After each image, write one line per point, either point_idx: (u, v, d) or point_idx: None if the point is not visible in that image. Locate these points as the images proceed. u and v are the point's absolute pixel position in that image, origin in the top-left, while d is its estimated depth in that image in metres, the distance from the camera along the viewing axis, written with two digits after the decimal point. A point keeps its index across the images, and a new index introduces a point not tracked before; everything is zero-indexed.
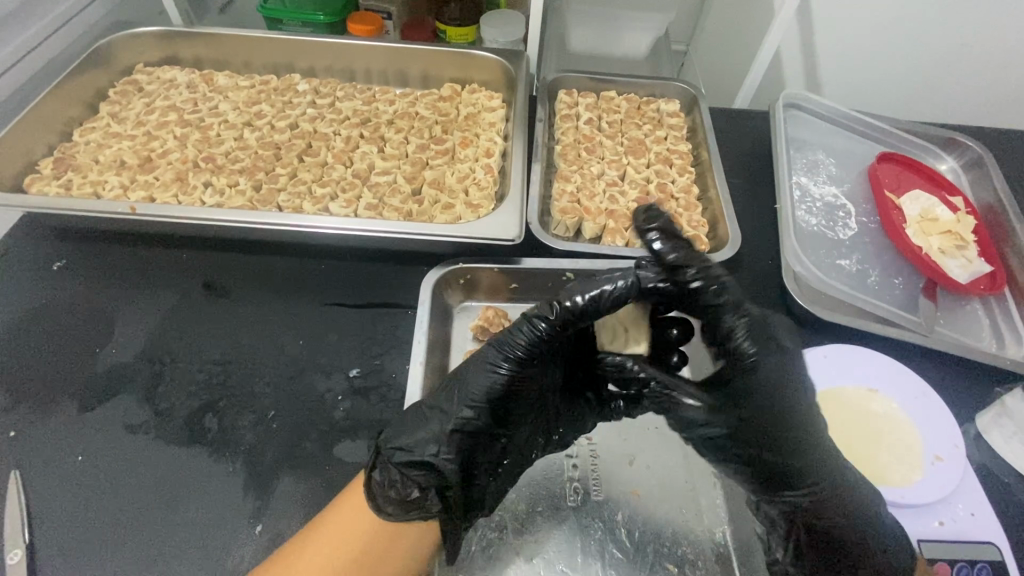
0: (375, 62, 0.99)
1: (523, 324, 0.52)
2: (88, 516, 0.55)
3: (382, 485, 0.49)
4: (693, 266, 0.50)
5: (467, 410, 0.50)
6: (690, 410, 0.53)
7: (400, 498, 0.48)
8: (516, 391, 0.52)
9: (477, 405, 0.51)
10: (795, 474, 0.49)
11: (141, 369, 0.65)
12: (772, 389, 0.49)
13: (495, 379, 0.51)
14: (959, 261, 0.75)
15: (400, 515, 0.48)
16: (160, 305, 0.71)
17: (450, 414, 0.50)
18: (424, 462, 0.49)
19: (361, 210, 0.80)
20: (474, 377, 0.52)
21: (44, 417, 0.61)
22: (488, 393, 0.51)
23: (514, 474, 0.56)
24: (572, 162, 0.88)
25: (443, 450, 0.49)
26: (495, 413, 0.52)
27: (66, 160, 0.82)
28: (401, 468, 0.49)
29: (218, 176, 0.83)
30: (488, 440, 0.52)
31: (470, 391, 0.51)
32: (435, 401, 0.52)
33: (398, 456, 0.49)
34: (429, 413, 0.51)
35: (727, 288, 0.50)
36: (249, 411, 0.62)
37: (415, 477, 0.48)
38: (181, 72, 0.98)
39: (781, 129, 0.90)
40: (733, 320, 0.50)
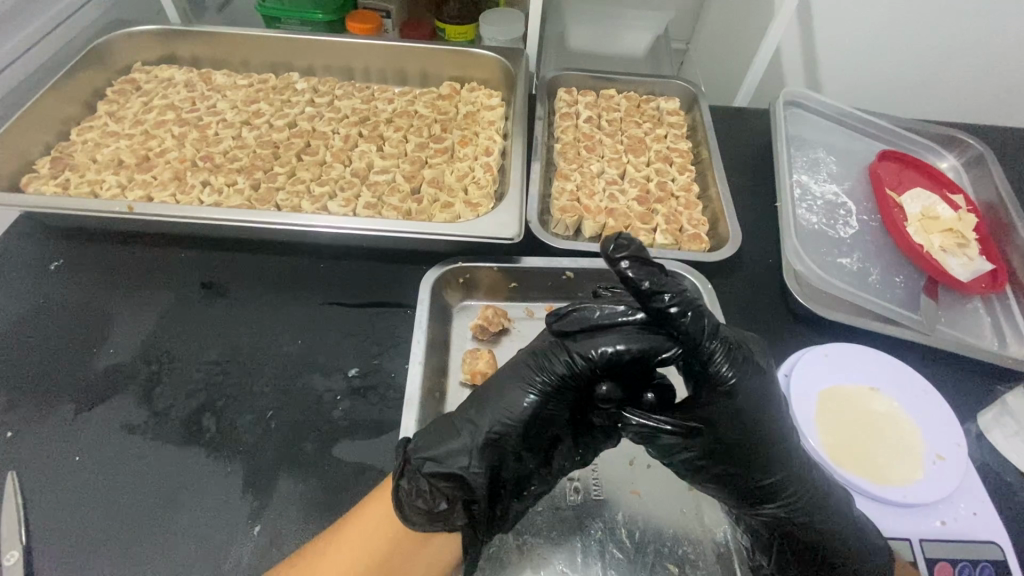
0: (374, 61, 0.98)
1: (559, 350, 0.50)
2: (86, 517, 0.54)
3: (410, 494, 0.47)
4: (668, 291, 0.45)
5: (499, 426, 0.49)
6: (669, 444, 0.48)
7: (427, 509, 0.47)
8: (548, 413, 0.50)
9: (510, 423, 0.49)
10: (777, 489, 0.49)
11: (139, 369, 0.64)
12: (750, 410, 0.48)
13: (529, 396, 0.50)
14: (960, 259, 0.75)
15: (425, 526, 0.47)
16: (158, 305, 0.70)
17: (482, 427, 0.49)
18: (455, 475, 0.47)
19: (360, 209, 0.80)
20: (508, 393, 0.50)
21: (41, 418, 0.60)
22: (522, 410, 0.49)
23: (541, 496, 0.54)
24: (571, 161, 0.88)
25: (475, 464, 0.48)
26: (527, 433, 0.50)
27: (64, 160, 0.82)
28: (429, 479, 0.47)
29: (216, 175, 0.83)
30: (518, 459, 0.50)
31: (505, 407, 0.50)
32: (467, 413, 0.50)
33: (428, 467, 0.47)
34: (458, 425, 0.50)
35: (704, 313, 0.46)
36: (248, 411, 0.62)
37: (443, 489, 0.47)
38: (180, 71, 0.97)
39: (781, 127, 0.90)
40: (711, 344, 0.47)
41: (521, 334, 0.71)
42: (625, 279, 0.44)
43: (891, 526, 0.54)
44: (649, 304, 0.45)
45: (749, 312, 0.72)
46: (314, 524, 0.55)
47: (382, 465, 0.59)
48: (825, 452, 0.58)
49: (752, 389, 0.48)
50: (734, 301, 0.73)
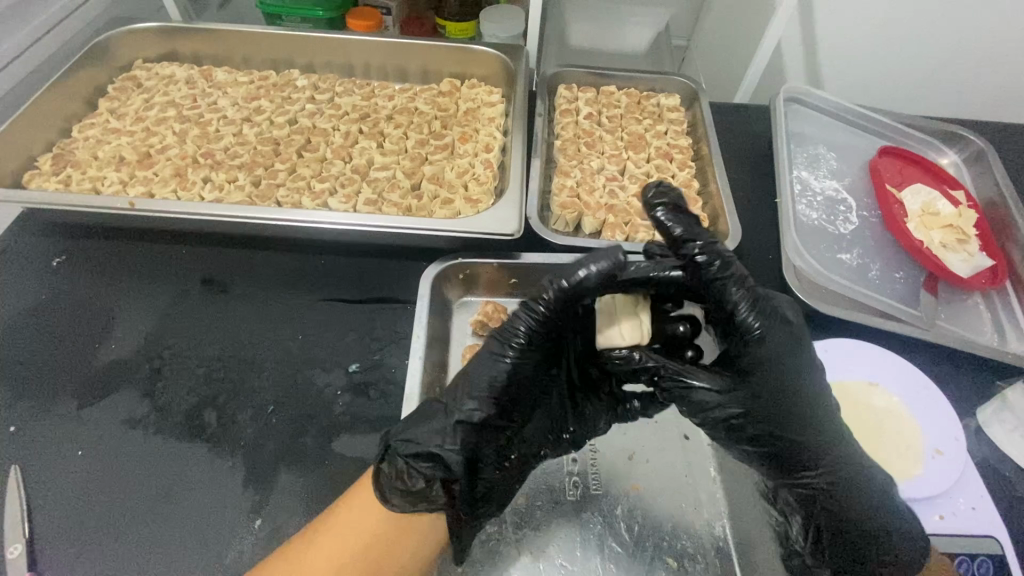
0: (374, 57, 0.98)
1: (527, 315, 0.50)
2: (87, 510, 0.55)
3: (390, 476, 0.48)
4: (698, 240, 0.49)
5: (471, 400, 0.49)
6: (702, 393, 0.49)
7: (407, 489, 0.48)
8: (520, 378, 0.51)
9: (481, 395, 0.50)
10: (811, 454, 0.49)
11: (140, 364, 0.65)
12: (777, 363, 0.48)
13: (500, 368, 0.50)
14: (960, 256, 0.75)
15: (408, 506, 0.48)
16: (159, 300, 0.71)
17: (457, 403, 0.49)
18: (432, 454, 0.48)
19: (361, 206, 0.80)
20: (479, 366, 0.51)
21: (43, 413, 0.61)
22: (493, 382, 0.50)
23: (520, 468, 0.54)
24: (572, 158, 0.88)
25: (449, 442, 0.48)
26: (500, 402, 0.50)
27: (66, 157, 0.82)
28: (407, 460, 0.48)
29: (218, 172, 0.83)
30: (494, 429, 0.51)
31: (477, 380, 0.50)
32: (443, 393, 0.51)
33: (405, 448, 0.48)
34: (435, 407, 0.50)
35: (733, 264, 0.49)
36: (248, 405, 0.62)
37: (422, 469, 0.47)
38: (181, 68, 0.98)
39: (782, 122, 0.89)
40: (737, 294, 0.48)
41: None
42: (659, 224, 0.50)
43: None
44: (681, 252, 0.49)
45: None
46: (315, 517, 0.55)
47: None
48: None
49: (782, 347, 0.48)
50: None
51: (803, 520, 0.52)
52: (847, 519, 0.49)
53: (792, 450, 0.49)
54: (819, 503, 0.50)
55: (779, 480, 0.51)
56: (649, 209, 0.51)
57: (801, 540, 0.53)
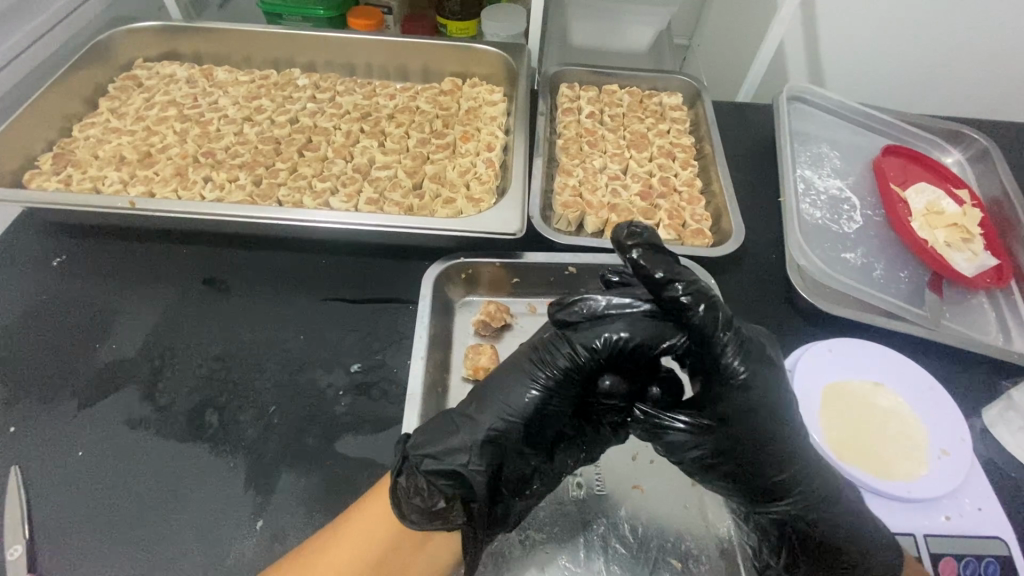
0: (375, 56, 0.98)
1: (562, 342, 0.51)
2: (88, 512, 0.54)
3: (408, 492, 0.47)
4: (679, 281, 0.47)
5: (500, 422, 0.49)
6: (679, 435, 0.49)
7: (426, 507, 0.47)
8: (553, 407, 0.50)
9: (511, 418, 0.50)
10: (789, 488, 0.48)
11: (141, 364, 0.64)
12: (762, 407, 0.47)
13: (531, 393, 0.50)
14: (965, 256, 0.74)
15: (425, 523, 0.47)
16: (160, 300, 0.70)
17: (483, 423, 0.49)
18: (455, 472, 0.47)
19: (362, 205, 0.79)
20: (510, 390, 0.51)
21: (44, 414, 0.60)
22: (524, 405, 0.50)
23: (543, 496, 0.53)
24: (573, 157, 0.88)
25: (474, 461, 0.48)
26: (528, 429, 0.50)
27: (66, 156, 0.82)
28: (427, 476, 0.47)
29: (219, 171, 0.83)
30: (519, 456, 0.50)
31: (507, 401, 0.50)
32: (470, 408, 0.51)
33: (427, 464, 0.47)
34: (458, 422, 0.50)
35: (718, 306, 0.47)
36: (250, 406, 0.62)
37: (442, 487, 0.47)
38: (182, 67, 0.97)
39: (784, 121, 0.89)
40: (723, 337, 0.47)
41: (523, 330, 0.71)
42: (636, 266, 0.48)
43: (896, 522, 0.54)
44: (661, 294, 0.48)
45: (752, 308, 0.71)
46: (316, 519, 0.55)
47: (383, 460, 0.59)
48: (829, 449, 0.57)
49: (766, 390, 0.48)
50: (737, 296, 0.72)
51: (774, 543, 0.52)
52: (832, 549, 0.49)
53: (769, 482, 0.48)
54: (794, 527, 0.50)
55: (753, 509, 0.51)
56: (624, 251, 0.49)
57: (771, 556, 0.53)
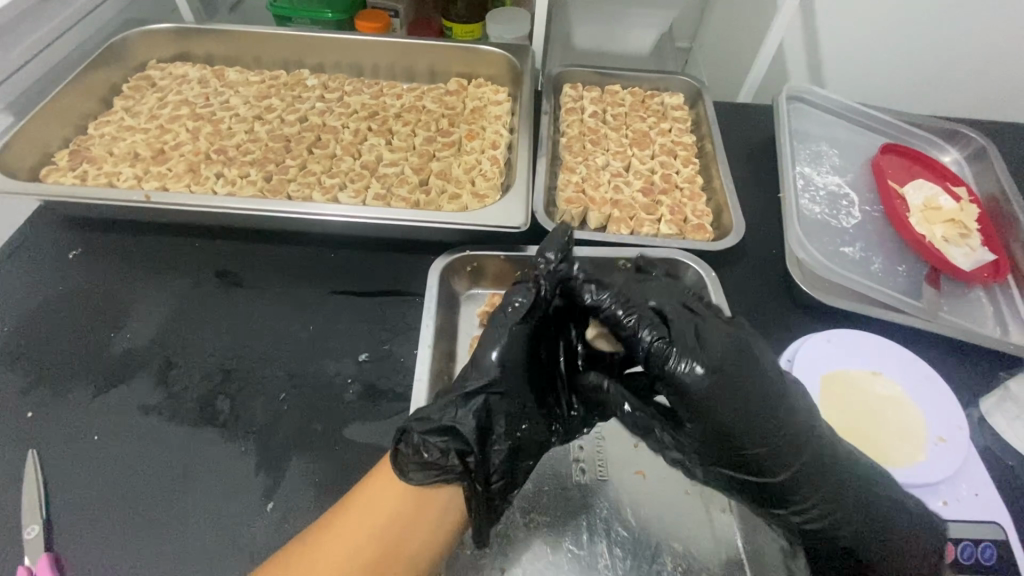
0: (383, 58, 1.00)
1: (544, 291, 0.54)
2: (101, 495, 0.56)
3: (408, 455, 0.48)
4: (592, 283, 0.53)
5: (483, 377, 0.51)
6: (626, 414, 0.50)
7: (425, 463, 0.48)
8: (522, 357, 0.52)
9: (489, 375, 0.51)
10: (792, 487, 0.49)
11: (155, 353, 0.66)
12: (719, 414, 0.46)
13: (502, 342, 0.51)
14: (962, 250, 0.76)
15: (425, 479, 0.48)
16: (173, 293, 0.72)
17: (467, 383, 0.51)
18: (445, 428, 0.48)
19: (370, 200, 0.81)
20: (489, 340, 0.52)
21: (60, 400, 0.62)
22: (498, 357, 0.51)
23: (534, 447, 0.52)
24: (577, 154, 0.90)
25: (462, 414, 0.49)
26: (507, 382, 0.51)
27: (82, 153, 0.84)
28: (422, 435, 0.48)
29: (230, 167, 0.84)
30: (505, 409, 0.51)
31: (483, 357, 0.51)
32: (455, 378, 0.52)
33: (418, 425, 0.48)
34: (445, 390, 0.52)
35: (641, 309, 0.50)
36: (260, 394, 0.63)
37: (436, 442, 0.48)
38: (193, 68, 1.00)
39: (784, 120, 0.91)
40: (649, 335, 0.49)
41: None
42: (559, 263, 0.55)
43: None
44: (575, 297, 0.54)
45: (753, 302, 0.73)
46: (326, 502, 0.56)
47: (391, 446, 0.60)
48: None
49: (714, 393, 0.46)
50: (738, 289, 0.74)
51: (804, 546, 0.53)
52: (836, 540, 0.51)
53: (773, 484, 0.49)
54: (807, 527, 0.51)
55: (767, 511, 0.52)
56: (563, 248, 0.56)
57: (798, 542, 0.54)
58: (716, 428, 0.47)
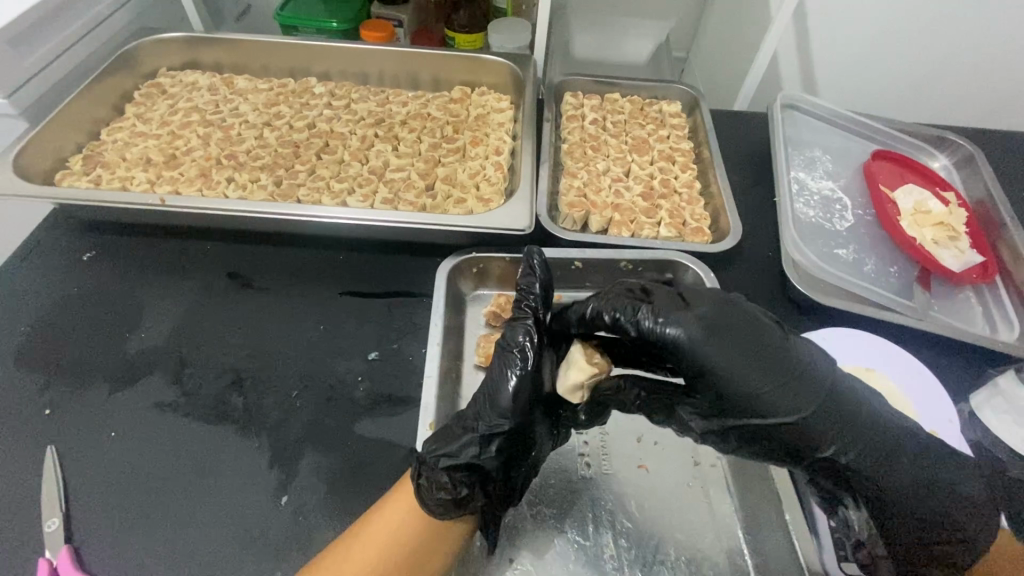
0: (389, 67, 1.03)
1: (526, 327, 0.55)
2: (120, 490, 0.57)
3: (430, 489, 0.50)
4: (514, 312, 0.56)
5: (502, 419, 0.51)
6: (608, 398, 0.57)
7: (450, 499, 0.49)
8: (533, 395, 0.52)
9: (508, 415, 0.51)
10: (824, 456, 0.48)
11: (170, 352, 0.68)
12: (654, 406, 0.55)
13: (513, 380, 0.52)
14: (952, 252, 0.78)
15: (450, 512, 0.50)
16: (187, 294, 0.73)
17: (486, 419, 0.51)
18: (469, 464, 0.51)
19: (377, 205, 0.83)
20: (499, 382, 0.52)
21: (78, 398, 0.63)
22: (512, 398, 0.51)
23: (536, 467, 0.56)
24: (578, 160, 0.92)
25: (484, 451, 0.51)
26: (524, 419, 0.52)
27: (96, 158, 0.86)
28: (446, 471, 0.50)
29: (240, 173, 0.86)
30: (524, 441, 0.53)
31: (499, 399, 0.51)
32: (470, 411, 0.53)
33: (443, 462, 0.50)
34: (462, 423, 0.53)
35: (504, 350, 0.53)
36: (273, 391, 0.65)
37: (460, 479, 0.50)
38: (203, 75, 1.02)
39: (779, 126, 0.94)
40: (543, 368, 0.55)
41: None
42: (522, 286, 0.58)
43: None
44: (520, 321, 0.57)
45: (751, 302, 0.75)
46: (339, 495, 0.58)
47: (401, 441, 0.62)
48: None
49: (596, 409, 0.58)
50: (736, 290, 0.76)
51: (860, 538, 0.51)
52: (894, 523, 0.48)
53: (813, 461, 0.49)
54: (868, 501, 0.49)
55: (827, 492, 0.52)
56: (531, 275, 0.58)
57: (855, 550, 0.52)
58: (738, 391, 0.47)
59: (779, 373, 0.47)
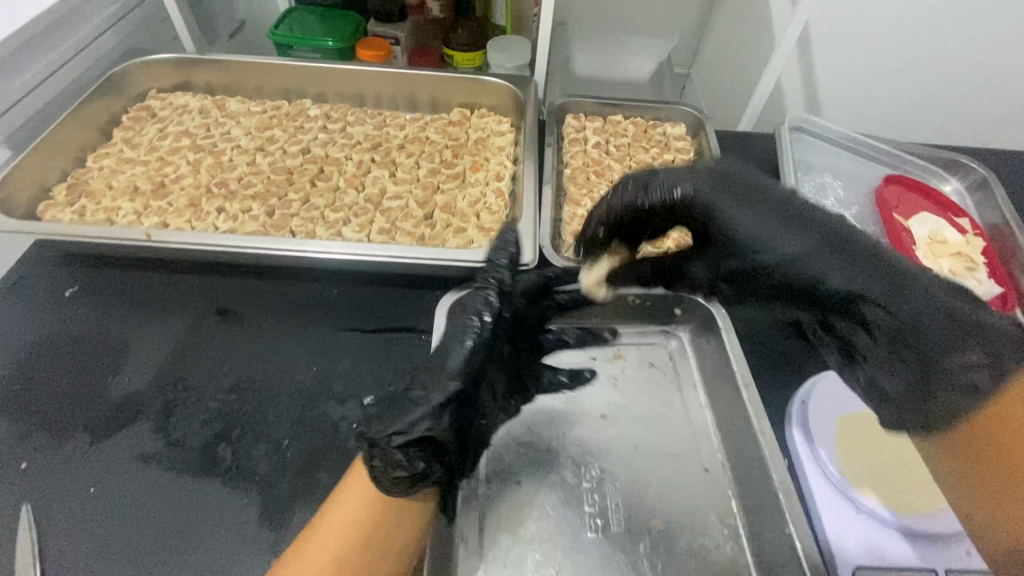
0: (385, 88, 1.00)
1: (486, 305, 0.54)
2: (98, 553, 0.53)
3: (386, 469, 0.46)
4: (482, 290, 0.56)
5: (452, 381, 0.50)
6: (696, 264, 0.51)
7: (408, 477, 0.46)
8: (482, 360, 0.52)
9: (458, 379, 0.50)
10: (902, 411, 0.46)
11: (155, 397, 0.64)
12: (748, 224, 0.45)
13: (464, 350, 0.51)
14: (970, 284, 0.76)
15: (408, 490, 0.46)
16: (173, 333, 0.70)
17: (438, 392, 0.49)
18: (423, 438, 0.47)
19: (374, 235, 0.80)
20: (450, 353, 0.52)
21: (57, 448, 0.60)
22: (461, 363, 0.51)
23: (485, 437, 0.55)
24: (581, 186, 0.89)
25: (440, 422, 0.47)
26: (474, 381, 0.51)
27: (80, 187, 0.82)
28: (401, 450, 0.46)
29: (231, 202, 0.83)
30: (472, 406, 0.52)
31: (448, 365, 0.50)
32: (420, 391, 0.50)
33: (397, 439, 0.46)
34: (412, 401, 0.49)
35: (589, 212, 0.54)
36: (264, 439, 0.62)
37: (416, 455, 0.46)
38: (194, 98, 0.99)
39: (786, 151, 0.91)
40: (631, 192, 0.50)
41: None
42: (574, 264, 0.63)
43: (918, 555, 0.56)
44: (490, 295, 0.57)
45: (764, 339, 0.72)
46: None
47: None
48: (847, 482, 0.60)
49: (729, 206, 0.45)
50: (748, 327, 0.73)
51: None
52: None
53: None
54: None
55: None
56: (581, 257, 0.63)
57: None
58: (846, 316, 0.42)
59: (803, 218, 0.43)
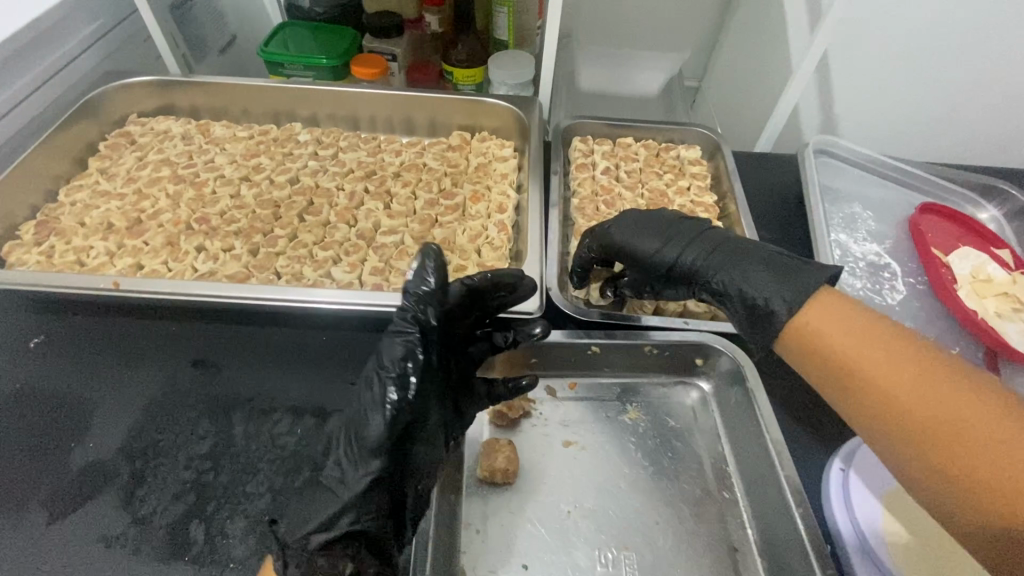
0: (381, 110, 0.94)
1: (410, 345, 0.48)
2: None
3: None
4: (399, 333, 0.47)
5: (373, 459, 0.46)
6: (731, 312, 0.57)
7: None
8: (407, 423, 0.47)
9: (375, 458, 0.46)
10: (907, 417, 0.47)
11: (122, 466, 0.58)
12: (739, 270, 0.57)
13: (382, 416, 0.46)
14: (1017, 327, 0.69)
15: None
16: (145, 389, 0.64)
17: (352, 481, 0.47)
18: (346, 533, 0.46)
19: (366, 276, 0.74)
20: (364, 418, 0.47)
21: (10, 529, 0.54)
22: (377, 434, 0.46)
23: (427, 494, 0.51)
24: (591, 217, 0.83)
25: (360, 515, 0.47)
26: (397, 452, 0.47)
27: (50, 224, 0.76)
28: (322, 553, 0.45)
29: (212, 240, 0.77)
30: (402, 479, 0.49)
31: (363, 439, 0.47)
32: (335, 473, 0.48)
33: (314, 541, 0.45)
34: (324, 492, 0.48)
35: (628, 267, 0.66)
36: (240, 516, 0.55)
37: (340, 553, 0.45)
38: (176, 122, 0.93)
39: (812, 177, 0.85)
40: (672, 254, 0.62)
41: (546, 420, 0.65)
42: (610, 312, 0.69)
43: None
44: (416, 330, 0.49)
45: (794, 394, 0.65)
46: None
47: None
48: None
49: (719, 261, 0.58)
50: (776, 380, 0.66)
51: None
52: None
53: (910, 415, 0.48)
54: None
55: None
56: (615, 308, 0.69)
57: None
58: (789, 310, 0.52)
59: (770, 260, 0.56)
